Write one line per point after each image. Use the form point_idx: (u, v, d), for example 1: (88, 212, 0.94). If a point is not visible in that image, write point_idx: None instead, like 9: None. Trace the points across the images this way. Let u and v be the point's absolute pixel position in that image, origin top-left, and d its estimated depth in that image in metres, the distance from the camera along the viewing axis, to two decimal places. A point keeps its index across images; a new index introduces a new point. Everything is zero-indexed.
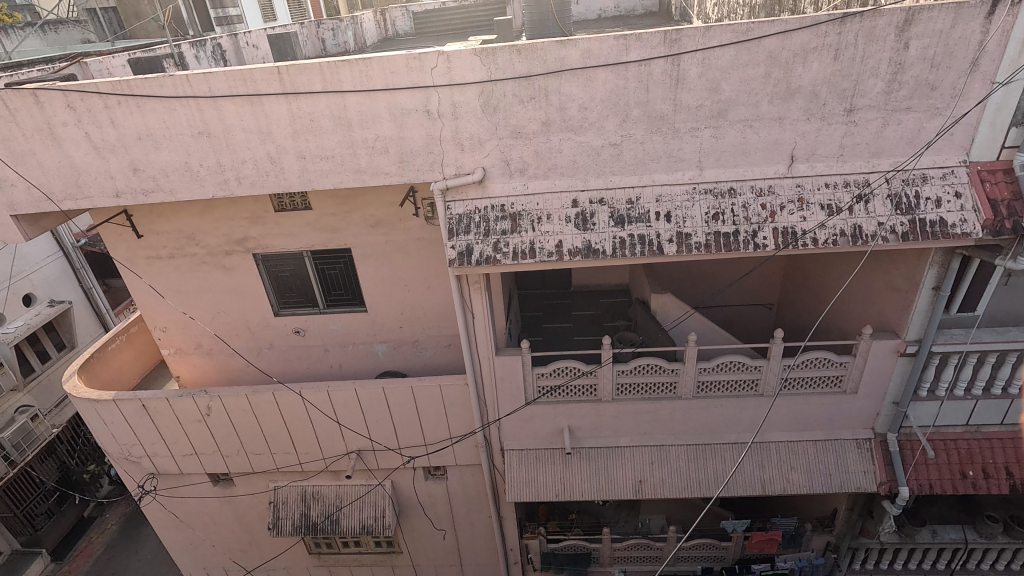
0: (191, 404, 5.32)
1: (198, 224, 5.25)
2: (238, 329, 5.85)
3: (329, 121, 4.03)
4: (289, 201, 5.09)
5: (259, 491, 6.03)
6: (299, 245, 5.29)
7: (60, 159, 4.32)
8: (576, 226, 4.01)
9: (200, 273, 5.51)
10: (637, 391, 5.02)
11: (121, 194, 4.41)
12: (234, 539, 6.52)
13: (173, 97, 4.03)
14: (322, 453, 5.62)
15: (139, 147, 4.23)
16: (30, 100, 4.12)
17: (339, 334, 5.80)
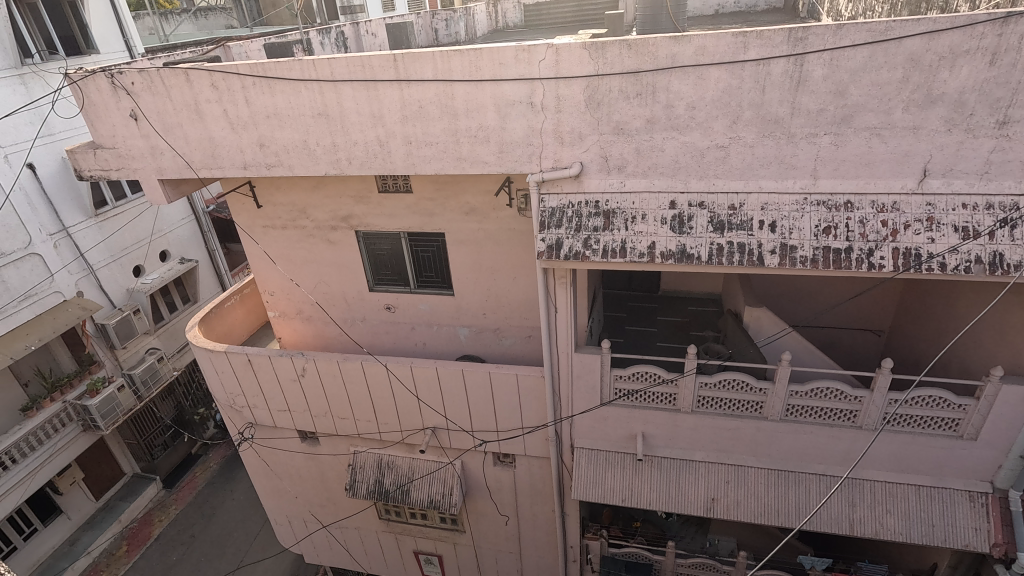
0: (289, 364, 5.77)
1: (309, 199, 5.66)
2: (336, 300, 6.27)
3: (437, 109, 4.18)
4: (392, 183, 5.35)
5: (341, 453, 6.45)
6: (398, 226, 5.56)
7: (201, 132, 4.83)
8: (671, 229, 3.89)
9: (307, 245, 5.96)
10: (720, 406, 4.80)
11: (248, 167, 4.85)
12: (314, 494, 7.04)
13: (299, 80, 4.36)
14: (401, 426, 5.90)
15: (267, 125, 4.62)
16: (182, 78, 4.63)
17: (426, 314, 6.04)
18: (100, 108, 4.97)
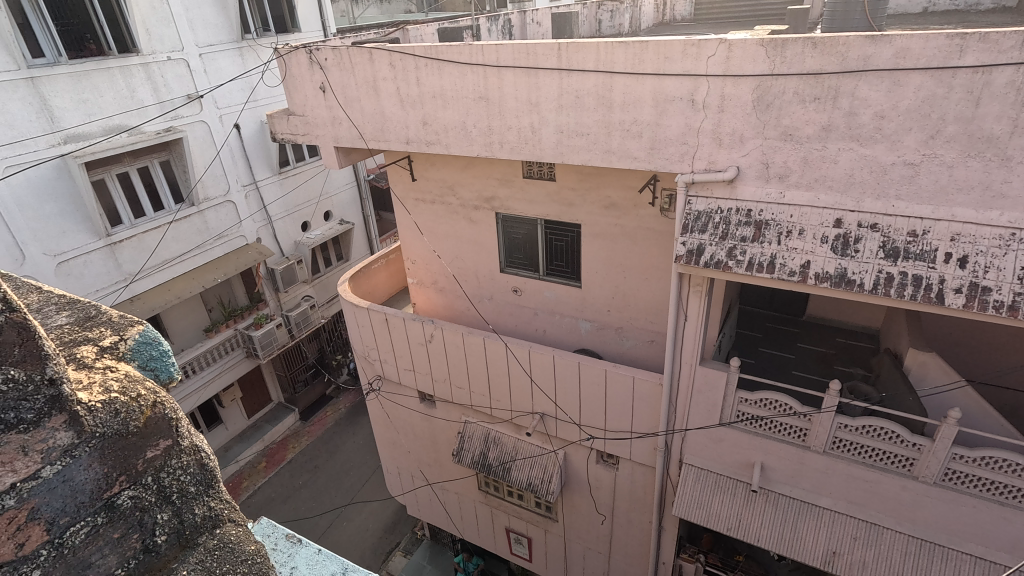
0: (419, 329, 6.18)
1: (459, 177, 5.97)
2: (469, 276, 6.60)
3: (594, 100, 4.18)
4: (537, 169, 5.45)
5: (454, 419, 6.81)
6: (536, 212, 5.67)
7: (375, 107, 5.31)
8: (832, 249, 3.55)
9: (451, 221, 6.31)
10: (858, 453, 4.30)
11: (411, 142, 5.25)
12: (424, 452, 7.53)
13: (467, 64, 4.59)
14: (511, 406, 6.08)
15: (432, 104, 4.95)
16: (366, 57, 5.10)
17: (551, 303, 6.13)
18: (298, 80, 5.67)
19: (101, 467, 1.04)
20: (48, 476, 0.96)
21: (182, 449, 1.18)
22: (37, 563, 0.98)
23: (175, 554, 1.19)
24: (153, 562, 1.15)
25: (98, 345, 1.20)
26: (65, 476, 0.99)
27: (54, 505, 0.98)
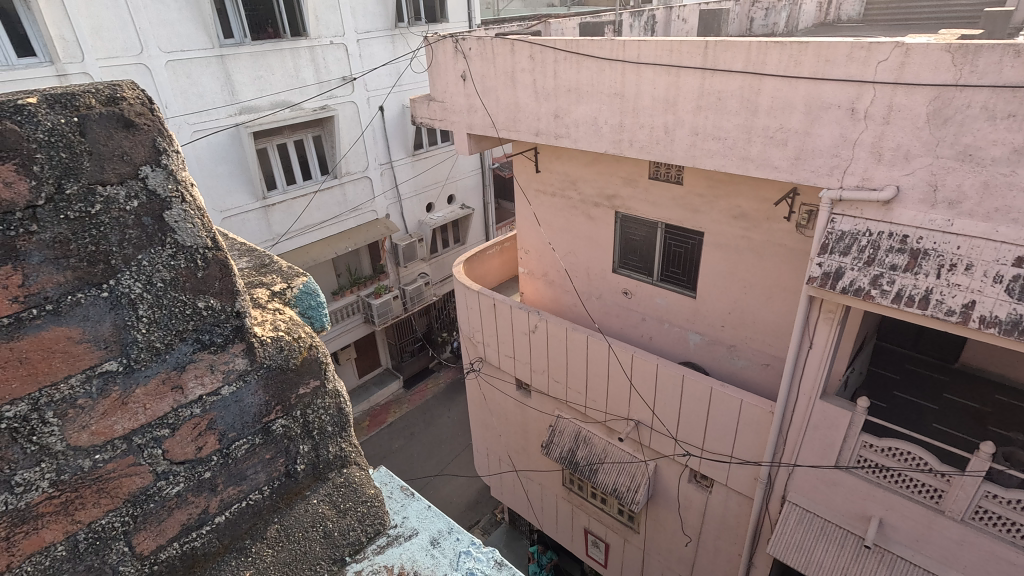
0: (524, 318, 6.26)
1: (582, 173, 5.94)
2: (579, 273, 6.57)
3: (737, 102, 3.94)
4: (664, 171, 5.27)
5: (547, 412, 6.85)
6: (657, 215, 5.48)
7: (511, 97, 5.43)
8: (1007, 291, 3.08)
9: (568, 215, 6.31)
10: (1006, 529, 3.72)
11: (540, 134, 5.31)
12: (514, 438, 7.67)
13: (606, 59, 4.53)
14: (607, 408, 5.98)
15: (566, 98, 4.96)
16: (508, 48, 5.22)
17: (661, 310, 5.92)
18: (442, 68, 5.95)
19: (264, 394, 1.19)
20: (226, 394, 1.12)
21: (325, 391, 1.31)
22: (209, 466, 1.14)
23: (309, 483, 1.33)
24: (291, 485, 1.30)
25: (270, 290, 1.36)
26: (237, 397, 1.14)
27: (226, 419, 1.14)
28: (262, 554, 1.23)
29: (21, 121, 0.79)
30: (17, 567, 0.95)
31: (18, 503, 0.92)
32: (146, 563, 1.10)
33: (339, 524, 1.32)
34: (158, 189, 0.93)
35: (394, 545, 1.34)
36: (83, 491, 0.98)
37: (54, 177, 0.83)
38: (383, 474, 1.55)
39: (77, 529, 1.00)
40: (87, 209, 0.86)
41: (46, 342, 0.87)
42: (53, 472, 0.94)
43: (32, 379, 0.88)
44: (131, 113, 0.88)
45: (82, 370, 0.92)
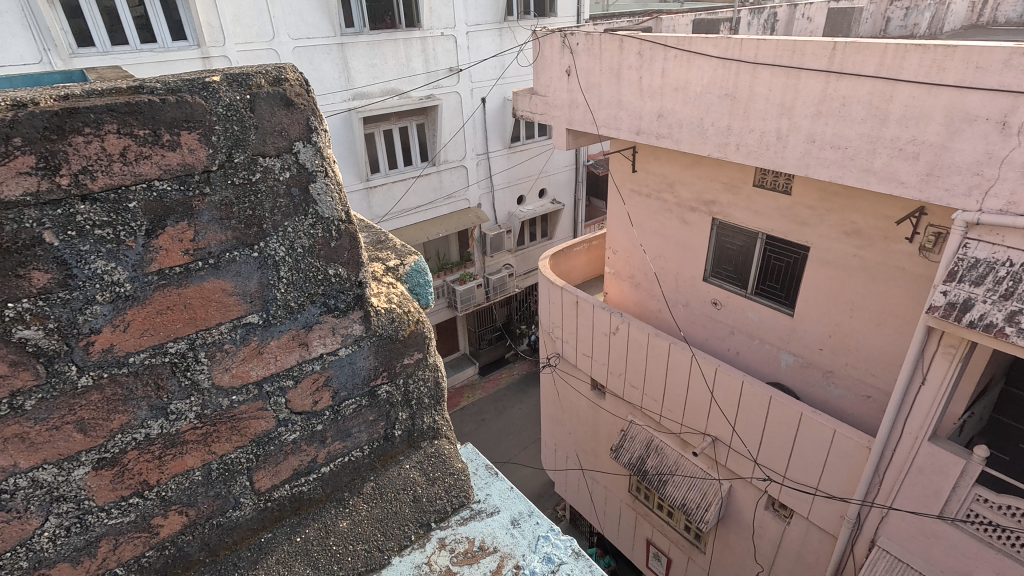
0: (605, 318, 6.17)
1: (680, 176, 5.68)
2: (668, 278, 6.34)
3: (863, 109, 3.63)
4: (771, 180, 4.94)
5: (619, 416, 6.73)
6: (759, 225, 5.16)
7: (614, 94, 5.34)
8: None
9: (662, 218, 6.07)
10: None
11: (641, 133, 5.20)
12: (583, 437, 7.63)
13: (720, 58, 4.32)
14: (683, 420, 5.78)
15: (672, 97, 4.80)
16: (616, 44, 5.13)
17: (753, 325, 5.60)
18: (548, 62, 5.97)
19: (375, 360, 1.28)
20: (342, 355, 1.22)
21: (427, 364, 1.39)
22: (321, 420, 1.25)
23: (403, 448, 1.42)
24: (387, 448, 1.40)
25: (385, 265, 1.46)
26: (351, 360, 1.24)
27: (340, 379, 1.24)
28: (359, 508, 1.32)
29: (206, 96, 0.89)
30: (164, 484, 1.08)
31: (170, 430, 1.05)
32: (262, 498, 1.23)
33: (428, 491, 1.39)
34: (307, 163, 1.03)
35: (476, 519, 1.38)
36: (220, 427, 1.11)
37: (226, 147, 0.94)
38: (469, 452, 1.59)
39: (212, 460, 1.12)
40: (249, 177, 0.97)
41: (205, 290, 0.99)
42: (199, 406, 1.07)
43: (191, 322, 1.00)
44: (291, 92, 0.97)
45: (230, 319, 1.04)
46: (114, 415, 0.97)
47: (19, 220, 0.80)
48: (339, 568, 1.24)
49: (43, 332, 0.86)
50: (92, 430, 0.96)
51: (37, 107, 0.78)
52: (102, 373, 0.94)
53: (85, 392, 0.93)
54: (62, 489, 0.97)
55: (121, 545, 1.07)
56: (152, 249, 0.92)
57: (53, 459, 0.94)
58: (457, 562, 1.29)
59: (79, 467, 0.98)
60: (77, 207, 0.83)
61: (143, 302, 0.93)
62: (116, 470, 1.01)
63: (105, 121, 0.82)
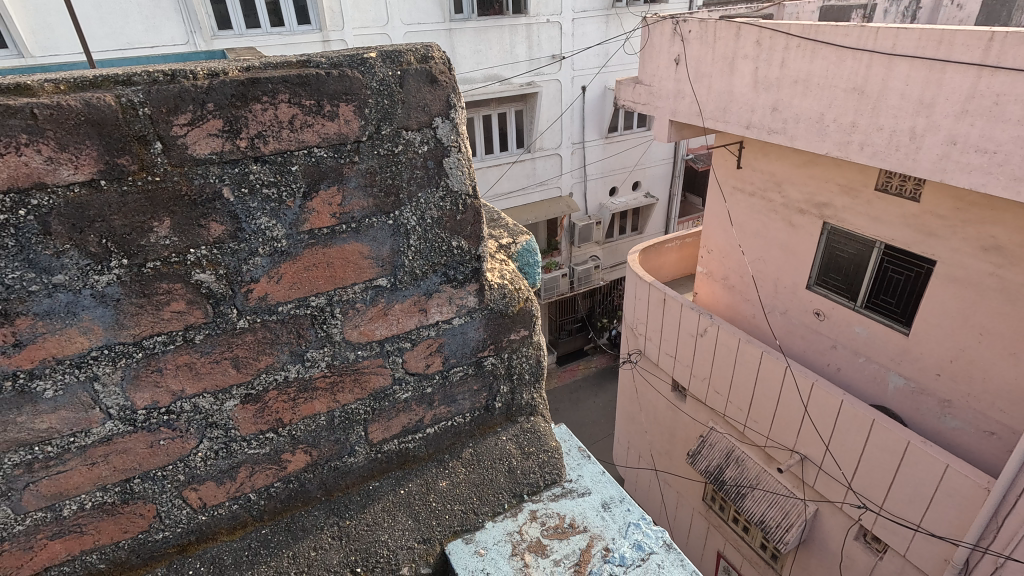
0: (694, 319, 5.93)
1: (791, 174, 5.19)
2: (766, 283, 5.89)
3: (1019, 110, 3.22)
4: (897, 184, 4.36)
5: (699, 421, 6.47)
6: (878, 232, 4.59)
7: (725, 85, 5.07)
8: None
9: (765, 219, 5.62)
10: None
11: (752, 126, 4.92)
12: (659, 438, 7.42)
13: (850, 48, 3.96)
14: (769, 434, 5.43)
15: (790, 90, 4.48)
16: (733, 32, 4.85)
17: (859, 340, 5.05)
18: (657, 50, 5.81)
19: (484, 332, 1.34)
20: (456, 324, 1.29)
21: (531, 342, 1.43)
22: (431, 383, 1.33)
23: (501, 420, 1.48)
24: (487, 418, 1.46)
25: (498, 242, 1.51)
26: (463, 330, 1.30)
27: (451, 346, 1.31)
28: (457, 471, 1.39)
29: (363, 71, 0.97)
30: (295, 424, 1.19)
31: (305, 375, 1.15)
32: (374, 449, 1.32)
33: (523, 464, 1.42)
34: (444, 138, 1.09)
35: (568, 497, 1.40)
36: (345, 378, 1.20)
37: (376, 120, 1.01)
38: (563, 431, 1.60)
39: (336, 408, 1.23)
40: (393, 149, 1.04)
41: (346, 251, 1.08)
42: (330, 356, 1.16)
43: (331, 280, 1.09)
44: (437, 70, 1.03)
45: (364, 281, 1.13)
46: (262, 356, 1.09)
47: (205, 174, 0.91)
48: (438, 524, 1.30)
49: (214, 277, 0.98)
50: (243, 367, 1.08)
51: (225, 75, 0.88)
52: (256, 317, 1.05)
53: (242, 332, 1.05)
54: (215, 416, 1.10)
55: (256, 473, 1.19)
56: (306, 210, 1.01)
57: (212, 389, 1.07)
58: (548, 536, 1.31)
59: (230, 399, 1.10)
60: (250, 167, 0.94)
61: (294, 258, 1.03)
62: (259, 406, 1.13)
63: (280, 91, 0.91)
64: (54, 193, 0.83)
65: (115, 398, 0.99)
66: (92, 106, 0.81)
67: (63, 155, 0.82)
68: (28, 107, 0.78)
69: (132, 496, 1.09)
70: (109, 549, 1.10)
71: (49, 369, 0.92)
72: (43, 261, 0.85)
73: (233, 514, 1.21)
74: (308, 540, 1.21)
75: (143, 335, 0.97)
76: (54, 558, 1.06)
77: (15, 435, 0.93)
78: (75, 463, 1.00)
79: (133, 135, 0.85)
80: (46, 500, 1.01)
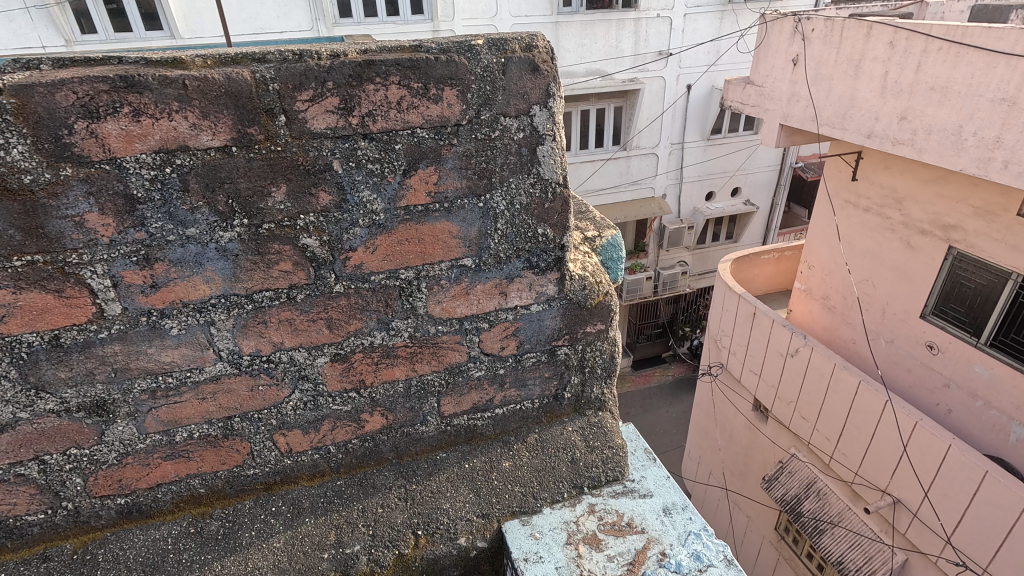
0: (786, 337, 5.57)
1: (915, 191, 4.71)
2: (873, 307, 5.40)
3: None
4: None
5: (780, 446, 6.09)
6: (1016, 263, 4.07)
7: (848, 89, 4.68)
8: None
9: (879, 237, 5.16)
10: None
11: (874, 136, 4.51)
12: (733, 457, 7.07)
13: (1004, 53, 3.50)
14: (859, 470, 5.00)
15: (923, 98, 4.06)
16: (863, 32, 4.45)
17: (979, 382, 4.52)
18: (775, 49, 5.49)
19: (561, 322, 1.36)
20: (534, 310, 1.31)
21: (607, 336, 1.43)
22: (504, 364, 1.36)
23: (569, 411, 1.50)
24: (555, 407, 1.48)
25: (584, 235, 1.52)
26: (540, 317, 1.33)
27: (527, 331, 1.34)
28: (521, 453, 1.41)
29: (469, 57, 1.01)
30: (376, 387, 1.27)
31: (389, 342, 1.22)
32: (445, 422, 1.38)
33: (586, 457, 1.42)
34: (540, 126, 1.11)
35: (628, 496, 1.37)
36: (425, 349, 1.26)
37: (477, 105, 1.04)
38: (630, 431, 1.56)
39: (414, 376, 1.29)
40: (490, 134, 1.08)
41: (436, 229, 1.14)
42: (412, 328, 1.23)
43: (420, 255, 1.15)
44: (539, 58, 1.05)
45: (450, 259, 1.18)
46: (353, 320, 1.17)
47: (320, 147, 0.99)
48: (498, 501, 1.32)
49: (318, 242, 1.07)
50: (335, 329, 1.17)
51: (345, 57, 0.95)
52: (350, 283, 1.13)
53: (338, 296, 1.13)
54: (308, 369, 1.20)
55: (337, 428, 1.29)
56: (405, 186, 1.07)
57: (307, 345, 1.17)
58: (604, 531, 1.29)
59: (321, 355, 1.19)
60: (359, 143, 1.01)
61: (390, 231, 1.10)
62: (346, 365, 1.22)
63: (392, 74, 0.97)
64: (194, 155, 0.94)
65: (226, 342, 1.11)
66: (232, 80, 0.91)
67: (205, 122, 0.92)
68: (181, 78, 0.89)
69: (232, 432, 1.21)
70: (209, 476, 1.24)
71: (177, 310, 1.05)
72: (180, 215, 0.97)
73: (314, 463, 1.31)
74: (377, 497, 1.29)
75: (254, 289, 1.08)
76: (165, 477, 1.21)
77: (146, 363, 1.08)
78: (189, 396, 1.14)
79: (262, 108, 0.94)
80: (164, 424, 1.15)
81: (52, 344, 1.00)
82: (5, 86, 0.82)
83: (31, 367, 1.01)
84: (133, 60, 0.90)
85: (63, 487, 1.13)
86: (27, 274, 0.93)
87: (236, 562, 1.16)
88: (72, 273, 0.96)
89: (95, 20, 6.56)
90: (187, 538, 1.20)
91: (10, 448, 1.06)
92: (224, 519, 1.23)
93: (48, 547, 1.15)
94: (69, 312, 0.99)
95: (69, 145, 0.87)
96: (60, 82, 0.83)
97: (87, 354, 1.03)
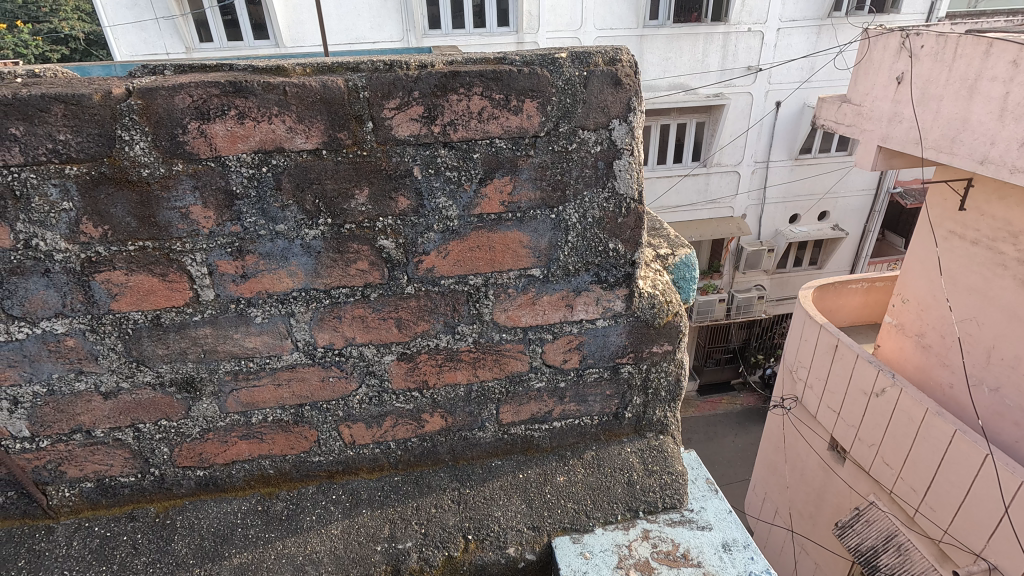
0: (871, 375, 5.17)
1: None
2: (977, 349, 4.90)
3: None
4: None
5: (857, 491, 5.62)
6: None
7: (960, 111, 4.30)
8: None
9: (988, 273, 4.67)
10: None
11: (989, 162, 4.11)
12: (803, 498, 6.61)
13: None
14: (949, 528, 4.52)
15: None
16: (981, 49, 4.08)
17: None
18: (878, 66, 5.16)
19: (627, 339, 1.33)
20: (599, 326, 1.30)
21: (673, 358, 1.39)
22: (565, 378, 1.35)
23: (629, 431, 1.47)
24: (614, 425, 1.45)
25: (656, 252, 1.48)
26: (605, 332, 1.31)
27: (591, 346, 1.32)
28: (577, 469, 1.39)
29: (551, 70, 1.02)
30: (438, 389, 1.30)
31: (454, 345, 1.25)
32: (502, 429, 1.39)
33: (644, 481, 1.38)
34: (618, 141, 1.10)
35: (684, 526, 1.31)
36: (487, 356, 1.28)
37: (556, 117, 1.05)
38: (692, 459, 1.50)
39: (474, 382, 1.31)
40: (567, 146, 1.08)
41: (507, 238, 1.15)
42: (477, 333, 1.24)
43: (489, 263, 1.17)
44: (622, 72, 1.05)
45: (519, 268, 1.19)
46: (421, 321, 1.21)
47: (402, 154, 1.03)
48: (549, 515, 1.30)
49: (394, 244, 1.11)
50: (404, 328, 1.21)
51: (431, 67, 0.99)
52: (422, 286, 1.17)
53: (409, 297, 1.17)
54: (375, 366, 1.24)
55: (399, 425, 1.32)
56: (480, 194, 1.09)
57: (376, 342, 1.21)
58: (658, 560, 1.23)
59: (389, 353, 1.23)
60: (439, 151, 1.04)
61: (462, 237, 1.13)
62: (411, 365, 1.25)
63: (475, 85, 0.99)
64: (289, 156, 1.00)
65: (303, 333, 1.17)
66: (327, 88, 0.97)
67: (300, 126, 0.98)
68: (283, 85, 0.95)
69: (302, 419, 1.28)
70: (278, 459, 1.31)
71: (262, 300, 1.12)
72: (272, 212, 1.04)
73: (374, 457, 1.35)
74: (430, 497, 1.31)
75: (332, 285, 1.13)
76: (239, 455, 1.29)
77: (231, 347, 1.16)
78: (266, 380, 1.21)
79: (352, 114, 0.99)
80: (243, 406, 1.23)
81: (154, 323, 1.10)
82: (134, 89, 0.92)
83: (134, 342, 1.11)
84: (242, 67, 0.98)
85: (152, 454, 1.24)
86: (138, 258, 1.03)
87: (296, 543, 1.22)
88: (176, 259, 1.05)
89: (213, 30, 7.21)
90: (253, 515, 1.27)
91: (112, 414, 1.17)
92: (288, 501, 1.30)
93: (135, 508, 1.26)
94: (170, 295, 1.08)
95: (183, 144, 0.96)
96: (179, 86, 0.92)
97: (182, 334, 1.12)
